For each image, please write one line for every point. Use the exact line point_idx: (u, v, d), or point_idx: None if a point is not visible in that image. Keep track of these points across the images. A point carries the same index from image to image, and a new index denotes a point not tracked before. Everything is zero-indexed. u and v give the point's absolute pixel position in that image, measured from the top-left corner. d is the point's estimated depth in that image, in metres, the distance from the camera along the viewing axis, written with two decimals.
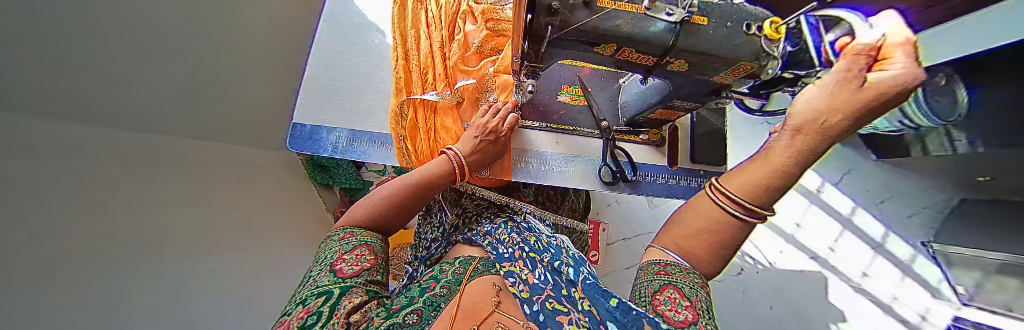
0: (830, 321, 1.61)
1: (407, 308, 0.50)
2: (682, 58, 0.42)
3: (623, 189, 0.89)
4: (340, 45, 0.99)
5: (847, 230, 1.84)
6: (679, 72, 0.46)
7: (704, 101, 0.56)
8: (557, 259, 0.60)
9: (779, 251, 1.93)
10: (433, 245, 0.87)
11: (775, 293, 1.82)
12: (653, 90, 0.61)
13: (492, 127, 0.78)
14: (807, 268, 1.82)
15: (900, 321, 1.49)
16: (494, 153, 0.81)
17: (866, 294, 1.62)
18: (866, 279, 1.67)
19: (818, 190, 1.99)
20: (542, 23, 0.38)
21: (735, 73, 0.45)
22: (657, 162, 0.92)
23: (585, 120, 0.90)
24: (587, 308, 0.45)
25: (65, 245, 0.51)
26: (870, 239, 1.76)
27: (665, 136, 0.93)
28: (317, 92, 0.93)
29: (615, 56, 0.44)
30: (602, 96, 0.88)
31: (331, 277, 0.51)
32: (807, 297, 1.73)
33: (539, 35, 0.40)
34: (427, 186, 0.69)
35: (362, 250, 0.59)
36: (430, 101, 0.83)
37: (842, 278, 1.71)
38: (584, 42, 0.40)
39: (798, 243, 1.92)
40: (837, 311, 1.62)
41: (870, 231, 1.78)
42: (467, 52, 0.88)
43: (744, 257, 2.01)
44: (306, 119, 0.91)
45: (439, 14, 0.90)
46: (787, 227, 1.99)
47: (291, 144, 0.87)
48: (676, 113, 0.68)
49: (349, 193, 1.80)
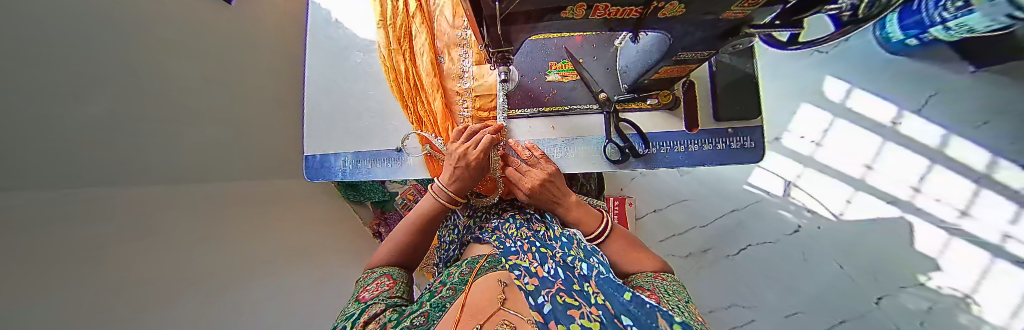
0: (923, 273, 1.45)
1: (416, 312, 0.50)
2: (673, 1, 0.31)
3: (636, 165, 0.81)
4: (329, 71, 0.98)
5: (937, 164, 1.54)
6: (675, 17, 0.35)
7: (717, 46, 0.45)
8: (568, 254, 0.55)
9: (846, 201, 1.65)
10: (449, 247, 0.84)
11: (846, 249, 1.59)
12: (651, 48, 0.53)
13: (462, 154, 0.70)
14: (886, 215, 1.56)
15: (1015, 262, 1.33)
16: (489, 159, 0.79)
17: (965, 236, 1.42)
18: (964, 219, 1.45)
19: (895, 122, 1.64)
20: (488, 2, 0.31)
21: (752, 3, 0.32)
22: (672, 129, 0.81)
23: (580, 96, 0.82)
24: (599, 302, 0.40)
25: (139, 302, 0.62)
26: (970, 171, 1.48)
27: (679, 96, 0.80)
28: (315, 122, 0.96)
29: (590, 15, 0.35)
30: (596, 65, 0.78)
31: (355, 304, 0.53)
32: (887, 251, 1.52)
33: (490, 15, 0.34)
34: (429, 227, 0.70)
35: (382, 278, 0.60)
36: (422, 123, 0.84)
37: (932, 222, 1.48)
38: (545, 10, 0.33)
39: (873, 189, 1.61)
40: (931, 261, 1.45)
41: (970, 159, 1.49)
42: (430, 42, 0.82)
43: (802, 212, 1.71)
44: (314, 149, 0.95)
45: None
46: (854, 172, 1.66)
47: (308, 174, 0.94)
48: (688, 67, 0.57)
49: (381, 205, 1.77)
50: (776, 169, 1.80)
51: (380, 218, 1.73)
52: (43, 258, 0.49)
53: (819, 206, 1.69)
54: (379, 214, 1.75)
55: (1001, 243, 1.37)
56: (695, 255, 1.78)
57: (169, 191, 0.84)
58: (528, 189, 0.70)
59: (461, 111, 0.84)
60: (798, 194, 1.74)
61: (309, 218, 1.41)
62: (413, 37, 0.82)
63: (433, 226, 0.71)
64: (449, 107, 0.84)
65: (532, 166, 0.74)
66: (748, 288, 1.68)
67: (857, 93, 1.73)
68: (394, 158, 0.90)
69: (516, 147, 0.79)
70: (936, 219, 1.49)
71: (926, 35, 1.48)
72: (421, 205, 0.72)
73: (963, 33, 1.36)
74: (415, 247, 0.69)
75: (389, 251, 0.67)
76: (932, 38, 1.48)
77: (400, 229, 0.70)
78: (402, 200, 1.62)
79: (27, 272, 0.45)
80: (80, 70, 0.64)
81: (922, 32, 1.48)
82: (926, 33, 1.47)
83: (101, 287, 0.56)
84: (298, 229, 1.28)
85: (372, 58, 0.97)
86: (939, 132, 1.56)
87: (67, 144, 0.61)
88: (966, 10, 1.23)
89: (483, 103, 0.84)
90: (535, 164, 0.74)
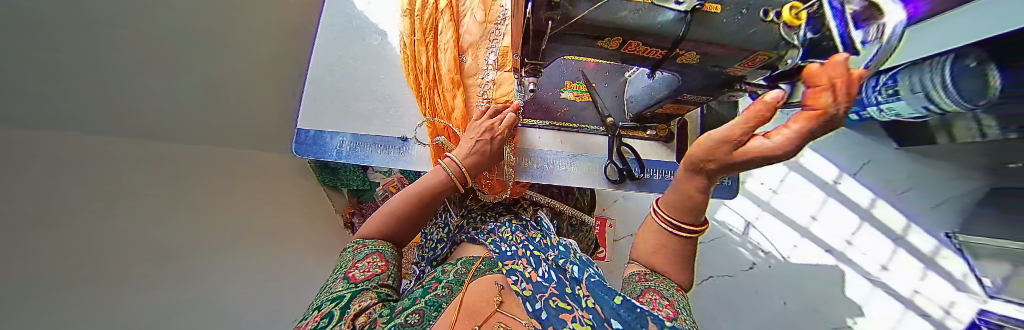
0: (848, 316, 1.63)
1: (409, 310, 0.48)
2: (694, 50, 0.38)
3: (631, 187, 0.87)
4: (341, 48, 0.96)
5: (866, 222, 1.77)
6: (690, 64, 0.42)
7: (714, 94, 0.52)
8: (561, 258, 0.58)
9: (793, 246, 1.85)
10: (438, 246, 0.84)
11: (790, 289, 1.77)
12: (660, 84, 0.59)
13: (488, 127, 0.75)
14: (824, 262, 1.76)
15: (922, 315, 1.53)
16: (494, 154, 0.76)
17: (885, 288, 1.63)
18: (884, 272, 1.67)
19: (836, 181, 1.89)
20: (542, 20, 0.35)
21: (752, 64, 0.39)
22: (665, 159, 0.88)
23: (588, 117, 0.88)
24: (590, 305, 0.44)
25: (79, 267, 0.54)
26: (890, 231, 1.72)
27: (673, 131, 0.89)
28: (318, 96, 0.92)
29: (621, 48, 0.40)
30: (607, 91, 0.85)
31: (344, 284, 0.50)
32: (829, 296, 1.69)
33: (537, 30, 0.37)
34: (429, 197, 0.66)
35: (374, 257, 0.57)
36: (435, 116, 0.83)
37: (859, 272, 1.69)
38: (587, 35, 0.37)
39: (813, 236, 1.83)
40: (857, 306, 1.63)
41: (890, 223, 1.73)
42: (456, 39, 0.84)
43: (757, 252, 1.89)
44: (309, 125, 0.90)
45: None
46: (801, 221, 1.88)
47: (297, 150, 0.88)
48: (686, 107, 0.65)
49: (358, 195, 1.65)
50: (739, 208, 1.98)
51: (355, 208, 1.60)
52: None
53: (771, 247, 1.88)
54: (355, 203, 1.64)
55: (910, 296, 1.59)
56: None
57: (127, 148, 0.76)
58: None
59: (479, 101, 0.84)
60: (755, 235, 1.92)
61: (283, 199, 1.30)
62: (437, 30, 0.84)
63: (433, 200, 0.67)
64: (465, 103, 0.84)
65: None
66: (705, 315, 1.79)
67: (809, 153, 1.99)
68: (399, 147, 0.90)
69: None
70: (862, 269, 1.70)
71: (863, 113, 1.73)
72: (425, 178, 0.69)
73: (891, 116, 1.61)
74: (412, 223, 0.65)
75: (381, 222, 0.63)
76: (869, 116, 1.74)
77: (400, 196, 0.66)
78: (386, 192, 1.58)
79: None
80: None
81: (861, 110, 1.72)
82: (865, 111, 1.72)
83: (20, 246, 0.48)
84: (270, 209, 1.19)
85: (391, 46, 0.98)
86: (868, 194, 1.82)
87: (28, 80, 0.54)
88: (893, 98, 1.45)
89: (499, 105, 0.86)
90: None
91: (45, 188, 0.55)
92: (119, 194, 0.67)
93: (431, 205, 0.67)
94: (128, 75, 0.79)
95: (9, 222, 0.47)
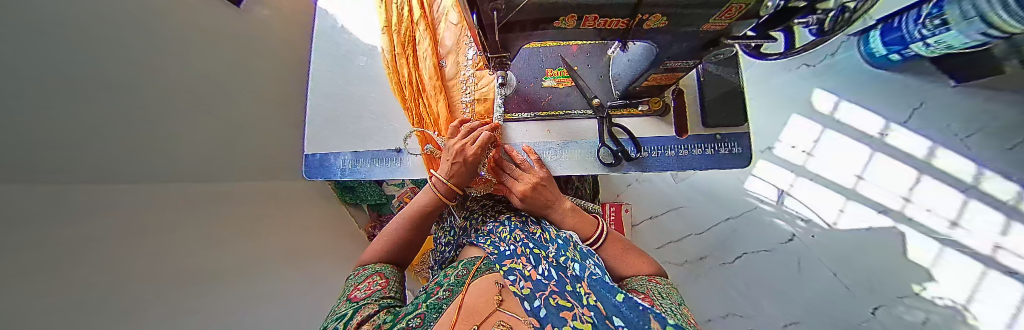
0: (915, 282, 1.44)
1: (412, 314, 0.51)
2: (656, 13, 0.34)
3: (628, 169, 0.83)
4: (333, 72, 1.01)
5: (925, 174, 1.56)
6: (659, 28, 0.38)
7: (701, 56, 0.48)
8: (561, 254, 0.57)
9: (839, 210, 1.66)
10: (446, 248, 0.85)
11: (839, 258, 1.60)
12: (641, 56, 0.55)
13: (459, 148, 0.72)
14: (879, 225, 1.57)
15: (1007, 273, 1.32)
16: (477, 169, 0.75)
17: (955, 246, 1.42)
18: (955, 230, 1.45)
19: (882, 133, 1.69)
20: (487, 12, 0.34)
21: (729, 15, 0.35)
22: (663, 134, 0.83)
23: (574, 101, 0.85)
24: (591, 302, 0.42)
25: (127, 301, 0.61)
26: (958, 181, 1.50)
27: (668, 103, 0.84)
28: (318, 120, 0.98)
29: (580, 25, 0.38)
30: (591, 72, 0.82)
31: (347, 304, 0.54)
32: (886, 261, 1.51)
33: (489, 24, 0.37)
34: (423, 219, 0.72)
35: (375, 276, 0.61)
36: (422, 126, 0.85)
37: (923, 231, 1.49)
38: (539, 19, 0.36)
39: (862, 197, 1.63)
40: (925, 270, 1.44)
41: (957, 173, 1.52)
42: (434, 46, 0.86)
43: (796, 221, 1.74)
44: (315, 148, 0.96)
45: (399, 7, 0.88)
46: (846, 182, 1.69)
47: (307, 173, 0.94)
48: (675, 75, 0.60)
49: (376, 209, 1.77)
50: (770, 178, 1.83)
51: (377, 221, 1.73)
52: (21, 249, 0.47)
53: (812, 213, 1.73)
54: (376, 216, 1.76)
55: (992, 253, 1.37)
56: (691, 263, 1.78)
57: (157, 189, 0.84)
58: (523, 193, 0.72)
59: (463, 96, 0.86)
60: (791, 202, 1.77)
61: (304, 221, 1.39)
62: (415, 40, 0.86)
63: (427, 219, 0.72)
64: (449, 106, 0.86)
65: (525, 170, 0.76)
66: (742, 295, 1.68)
67: (846, 106, 1.79)
68: (394, 158, 0.92)
69: (511, 152, 0.81)
70: (926, 229, 1.50)
71: (907, 51, 1.54)
72: (419, 198, 0.74)
73: (942, 49, 1.43)
74: (408, 240, 0.70)
75: (379, 247, 0.68)
76: (914, 53, 1.53)
77: (397, 221, 0.72)
78: (399, 203, 1.64)
79: (9, 261, 0.43)
80: (65, 66, 0.64)
81: (904, 48, 1.54)
82: (908, 49, 1.53)
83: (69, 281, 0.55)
84: (292, 233, 1.27)
85: (376, 63, 1.01)
86: (925, 143, 1.60)
87: (52, 142, 0.60)
88: (943, 28, 1.30)
89: (484, 107, 0.86)
90: (527, 169, 0.76)
91: (93, 233, 0.62)
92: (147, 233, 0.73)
93: (427, 223, 0.73)
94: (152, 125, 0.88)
95: (58, 268, 0.52)
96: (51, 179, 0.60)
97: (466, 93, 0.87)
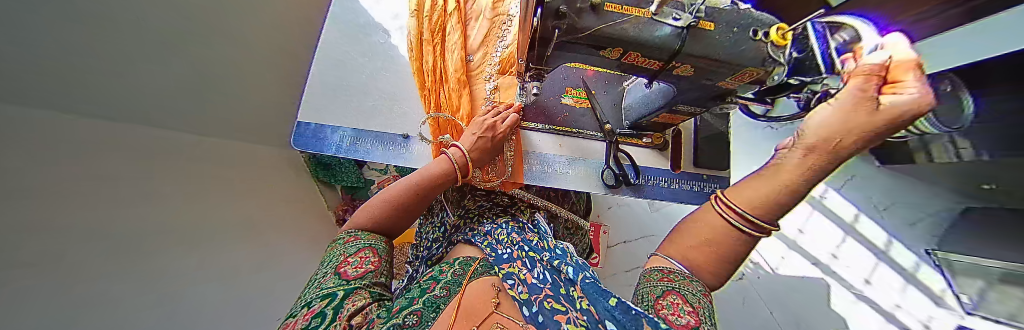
0: (833, 327, 1.58)
1: (407, 309, 0.48)
2: (688, 63, 0.42)
3: (626, 192, 0.89)
4: (346, 44, 0.98)
5: (849, 237, 1.80)
6: (684, 76, 0.46)
7: (708, 106, 0.56)
8: (556, 258, 0.59)
9: (782, 257, 1.88)
10: (434, 245, 0.84)
11: (774, 299, 1.79)
12: (658, 94, 0.62)
13: (490, 125, 0.78)
14: (811, 274, 1.77)
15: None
16: (495, 151, 0.80)
17: (868, 302, 1.60)
18: (867, 286, 1.65)
19: (822, 196, 1.94)
20: (549, 27, 0.38)
21: (741, 78, 0.44)
22: (661, 166, 0.91)
23: (587, 123, 0.92)
24: (583, 307, 0.45)
25: (105, 243, 0.56)
26: (873, 246, 1.74)
27: (668, 140, 0.93)
28: (321, 90, 0.93)
29: (621, 58, 0.44)
30: (606, 99, 0.88)
31: (336, 280, 0.48)
32: (809, 305, 1.70)
33: (545, 38, 0.41)
34: (433, 186, 0.67)
35: (366, 252, 0.55)
36: (440, 115, 0.84)
37: (844, 285, 1.68)
38: (590, 46, 0.41)
39: (800, 249, 1.86)
40: (840, 318, 1.60)
41: (873, 238, 1.76)
42: (464, 39, 0.88)
43: (747, 262, 1.94)
44: (311, 117, 0.90)
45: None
46: (789, 233, 1.92)
47: (296, 142, 0.87)
48: (679, 117, 0.69)
49: (351, 192, 1.66)
50: None
51: (349, 204, 1.61)
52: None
53: (758, 257, 1.93)
54: (348, 199, 1.64)
55: (891, 310, 1.56)
56: None
57: (129, 132, 0.76)
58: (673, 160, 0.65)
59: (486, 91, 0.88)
60: None
61: (276, 192, 1.28)
62: (441, 27, 0.86)
63: (435, 189, 0.67)
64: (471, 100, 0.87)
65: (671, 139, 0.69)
66: None
67: None
68: (400, 144, 0.91)
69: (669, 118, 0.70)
70: (846, 283, 1.69)
71: None
72: (428, 166, 0.70)
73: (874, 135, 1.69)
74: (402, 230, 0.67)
75: (375, 206, 0.63)
76: None
77: (398, 184, 0.67)
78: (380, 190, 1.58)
79: None
80: None
81: None
82: None
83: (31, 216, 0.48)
84: (268, 201, 1.17)
85: (397, 45, 1.02)
86: (852, 209, 1.86)
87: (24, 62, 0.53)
88: None
89: (506, 96, 0.90)
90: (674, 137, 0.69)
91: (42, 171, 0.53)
92: (121, 176, 0.66)
93: (431, 195, 0.67)
94: (137, 62, 0.81)
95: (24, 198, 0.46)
96: (23, 105, 0.55)
97: (492, 86, 0.89)
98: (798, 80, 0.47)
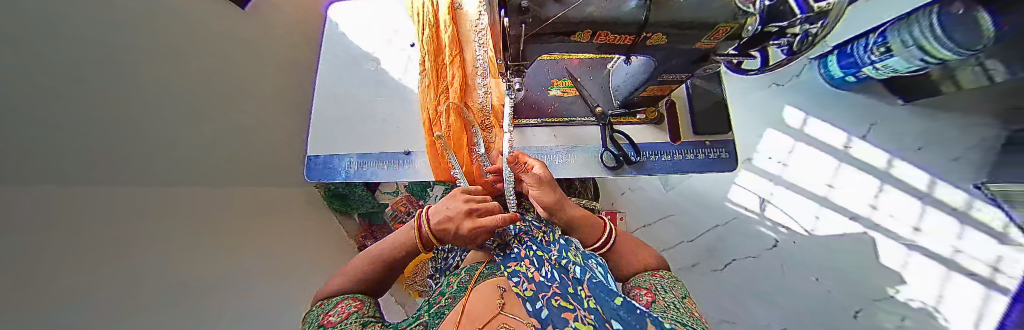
0: (889, 285, 1.41)
1: (414, 323, 0.50)
2: (658, 32, 0.45)
3: (630, 171, 0.89)
4: (339, 77, 1.05)
5: (886, 183, 1.59)
6: (659, 46, 0.50)
7: (692, 70, 0.59)
8: (563, 257, 0.57)
9: (815, 216, 1.75)
10: (450, 255, 0.85)
11: (825, 264, 1.63)
12: (640, 69, 0.66)
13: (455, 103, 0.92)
14: (852, 230, 1.61)
15: (965, 274, 1.25)
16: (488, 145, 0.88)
17: (924, 251, 1.39)
18: (919, 235, 1.43)
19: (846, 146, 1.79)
20: (516, 25, 0.44)
21: (718, 36, 0.47)
22: (659, 140, 0.90)
23: (578, 109, 0.93)
24: (591, 305, 0.42)
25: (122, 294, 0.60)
26: (913, 189, 1.49)
27: (663, 112, 0.92)
28: (323, 124, 0.99)
29: (592, 40, 0.49)
30: (593, 84, 0.90)
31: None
32: (865, 264, 1.50)
33: (516, 34, 0.47)
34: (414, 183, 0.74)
35: (347, 301, 0.57)
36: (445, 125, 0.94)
37: (891, 238, 1.49)
38: (558, 33, 0.46)
39: (832, 205, 1.72)
40: (895, 273, 1.41)
41: (913, 181, 1.50)
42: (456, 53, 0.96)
43: (779, 228, 1.82)
44: (319, 150, 0.97)
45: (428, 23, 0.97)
46: (818, 190, 1.79)
47: (309, 175, 0.93)
48: (669, 86, 0.69)
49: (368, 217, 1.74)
50: (749, 186, 1.97)
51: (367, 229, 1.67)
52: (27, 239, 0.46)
53: (792, 223, 1.81)
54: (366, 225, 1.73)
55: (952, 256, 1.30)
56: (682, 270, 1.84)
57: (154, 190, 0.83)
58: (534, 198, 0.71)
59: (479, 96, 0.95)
60: (771, 210, 1.87)
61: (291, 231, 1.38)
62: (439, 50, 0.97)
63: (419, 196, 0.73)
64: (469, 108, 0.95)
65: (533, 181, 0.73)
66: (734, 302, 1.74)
67: (813, 122, 1.94)
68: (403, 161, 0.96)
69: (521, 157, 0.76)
70: (893, 235, 1.49)
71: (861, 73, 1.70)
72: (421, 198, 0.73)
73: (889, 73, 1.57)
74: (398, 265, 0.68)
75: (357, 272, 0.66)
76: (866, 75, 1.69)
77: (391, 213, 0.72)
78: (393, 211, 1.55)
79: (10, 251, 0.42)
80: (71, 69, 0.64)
81: (857, 71, 1.70)
82: (860, 71, 1.69)
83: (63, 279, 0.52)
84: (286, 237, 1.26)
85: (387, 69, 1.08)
86: (884, 154, 1.64)
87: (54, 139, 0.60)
88: (887, 55, 1.48)
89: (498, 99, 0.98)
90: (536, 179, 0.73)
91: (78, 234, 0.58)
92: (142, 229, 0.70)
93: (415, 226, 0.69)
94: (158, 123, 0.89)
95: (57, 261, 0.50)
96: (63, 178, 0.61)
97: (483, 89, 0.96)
98: (776, 26, 0.44)
